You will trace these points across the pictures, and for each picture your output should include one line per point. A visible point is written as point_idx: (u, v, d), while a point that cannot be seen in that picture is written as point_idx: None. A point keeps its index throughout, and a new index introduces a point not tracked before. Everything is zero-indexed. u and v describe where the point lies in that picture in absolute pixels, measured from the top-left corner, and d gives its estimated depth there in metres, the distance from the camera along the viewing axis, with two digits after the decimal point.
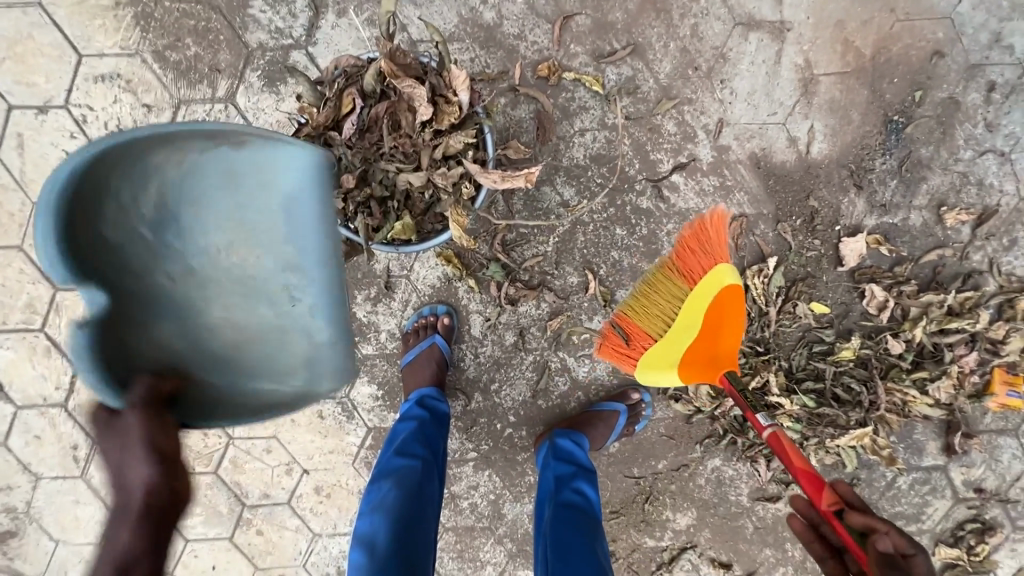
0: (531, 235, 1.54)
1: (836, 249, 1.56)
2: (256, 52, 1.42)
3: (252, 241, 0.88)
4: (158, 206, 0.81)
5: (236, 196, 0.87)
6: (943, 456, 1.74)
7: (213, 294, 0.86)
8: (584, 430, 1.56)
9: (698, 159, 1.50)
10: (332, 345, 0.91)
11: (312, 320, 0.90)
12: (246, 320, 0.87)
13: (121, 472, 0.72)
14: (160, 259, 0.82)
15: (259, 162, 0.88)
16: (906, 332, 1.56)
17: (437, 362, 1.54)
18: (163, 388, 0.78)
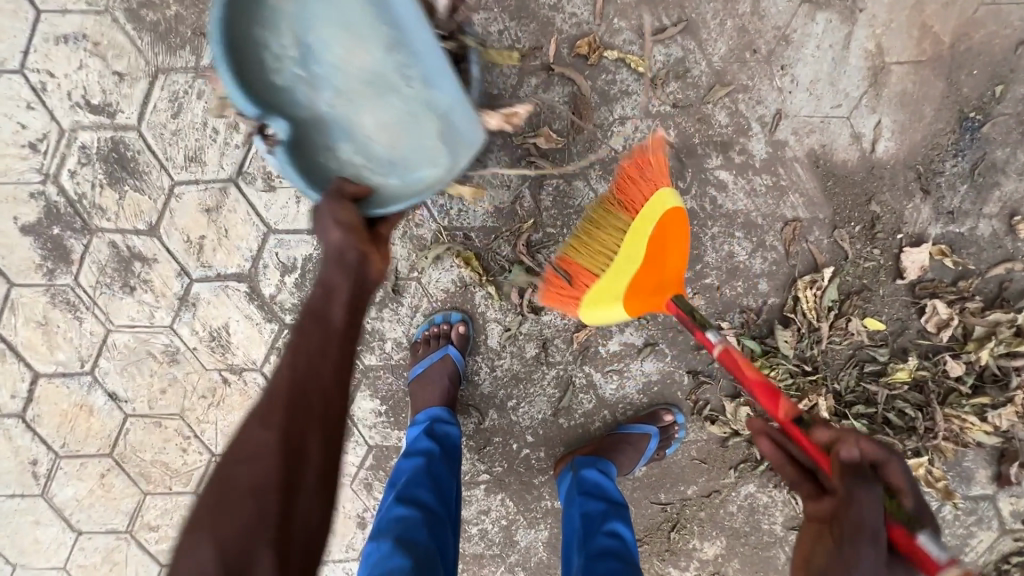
0: (560, 236, 1.36)
1: (895, 260, 1.41)
2: None
3: (358, 45, 0.91)
4: (296, 42, 0.91)
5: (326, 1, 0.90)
6: (993, 485, 1.60)
7: (343, 110, 0.95)
8: (611, 455, 1.41)
9: (750, 155, 1.33)
10: (442, 117, 0.94)
11: (428, 91, 0.92)
12: (387, 117, 0.96)
13: (330, 279, 0.88)
14: (313, 85, 0.93)
15: None
16: (968, 354, 1.42)
17: (450, 376, 1.38)
18: (347, 190, 0.93)
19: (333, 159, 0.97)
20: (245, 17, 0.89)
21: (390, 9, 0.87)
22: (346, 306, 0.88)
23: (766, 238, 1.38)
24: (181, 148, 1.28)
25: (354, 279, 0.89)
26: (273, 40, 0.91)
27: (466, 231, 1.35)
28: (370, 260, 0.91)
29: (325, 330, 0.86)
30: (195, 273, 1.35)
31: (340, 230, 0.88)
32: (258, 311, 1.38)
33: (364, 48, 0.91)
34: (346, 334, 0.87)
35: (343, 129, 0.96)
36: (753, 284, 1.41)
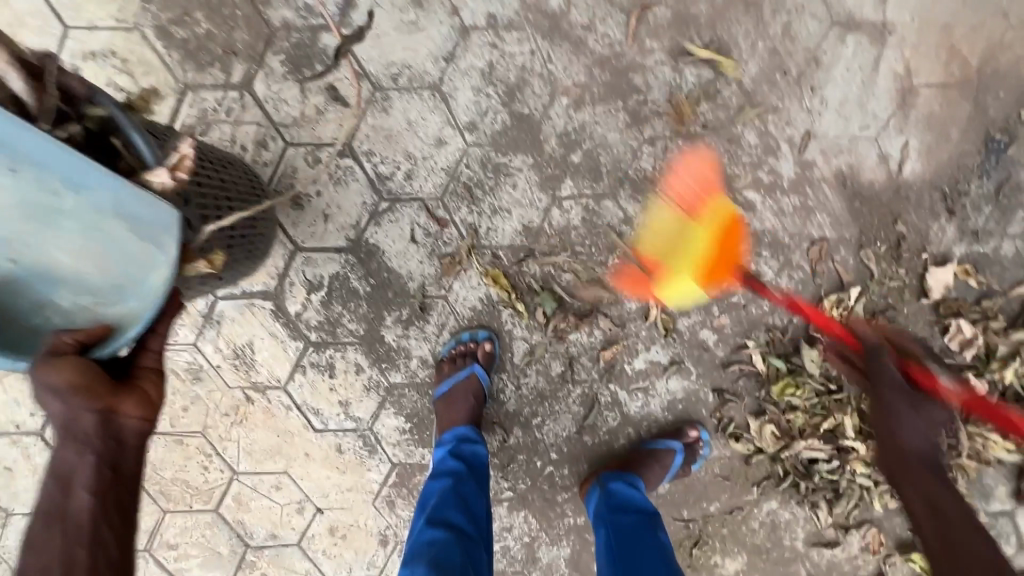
0: (588, 256, 1.36)
1: (920, 279, 1.42)
2: (279, 32, 1.21)
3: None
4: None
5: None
6: (1012, 501, 1.62)
7: (20, 257, 0.73)
8: (637, 471, 1.42)
9: (779, 175, 1.33)
10: (121, 214, 0.74)
11: (83, 195, 0.71)
12: (68, 242, 0.73)
13: (63, 461, 0.77)
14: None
15: None
16: (992, 372, 1.43)
17: (475, 395, 1.37)
18: (64, 342, 0.75)
19: (54, 313, 0.78)
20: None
21: None
22: (92, 487, 0.76)
23: (793, 257, 1.39)
24: None
25: (93, 450, 0.77)
26: None
27: (494, 249, 1.34)
28: (120, 411, 0.79)
29: (66, 530, 0.74)
30: (220, 291, 1.35)
31: (60, 400, 0.74)
32: (283, 328, 1.38)
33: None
34: (96, 520, 0.75)
35: (43, 276, 0.75)
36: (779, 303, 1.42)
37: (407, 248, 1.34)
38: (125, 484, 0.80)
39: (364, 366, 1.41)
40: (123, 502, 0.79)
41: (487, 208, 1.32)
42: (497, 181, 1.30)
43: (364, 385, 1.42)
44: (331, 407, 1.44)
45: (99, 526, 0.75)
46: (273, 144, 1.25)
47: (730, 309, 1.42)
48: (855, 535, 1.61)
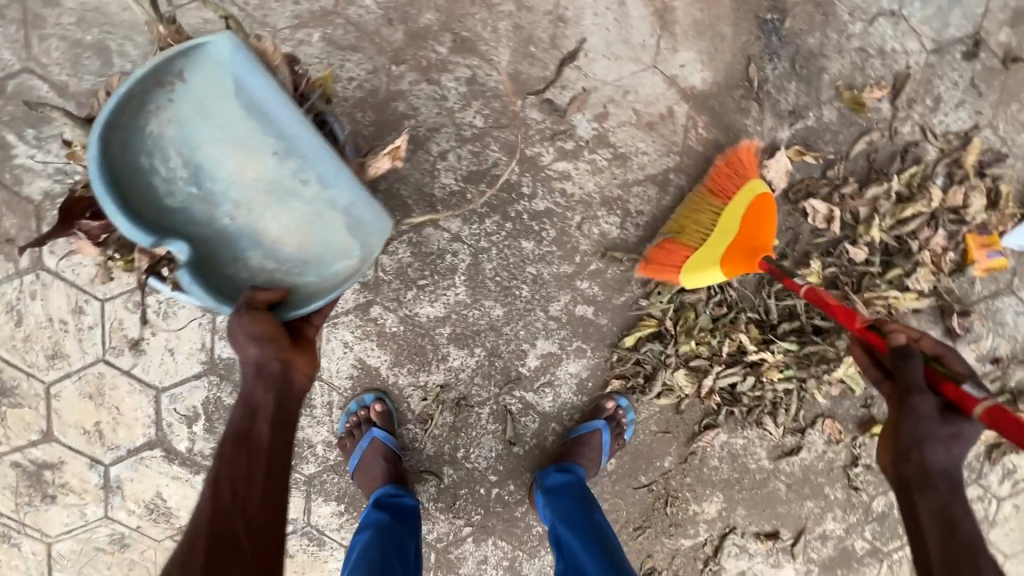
0: (435, 285, 1.35)
1: (759, 177, 1.40)
2: (43, 203, 1.19)
3: (250, 160, 1.00)
4: (186, 162, 0.99)
5: (209, 114, 0.98)
6: (948, 342, 1.60)
7: (250, 219, 1.02)
8: (573, 458, 1.42)
9: (578, 138, 1.32)
10: (348, 213, 1.04)
11: (327, 192, 1.02)
12: (279, 217, 1.03)
13: (252, 395, 0.97)
14: (212, 201, 1.00)
15: (225, 68, 0.97)
16: (864, 237, 1.41)
17: (385, 457, 1.36)
18: (256, 299, 0.98)
19: (242, 268, 1.03)
20: (130, 128, 0.96)
21: (275, 125, 0.99)
22: (270, 420, 0.96)
23: (630, 206, 1.38)
24: (38, 350, 1.26)
25: (274, 391, 0.97)
26: (163, 164, 0.98)
27: (343, 315, 1.34)
28: (294, 366, 0.99)
29: (249, 451, 0.93)
30: (107, 458, 1.34)
31: (257, 345, 0.95)
32: (182, 468, 1.37)
33: (258, 157, 1.00)
34: (271, 451, 0.94)
35: (252, 239, 1.03)
36: (637, 253, 1.41)
37: None
38: (291, 424, 0.99)
39: None
40: (287, 440, 0.97)
41: None
42: None
43: None
44: None
45: (274, 454, 0.95)
46: (88, 306, 1.25)
47: (594, 278, 1.40)
48: (813, 432, 1.61)
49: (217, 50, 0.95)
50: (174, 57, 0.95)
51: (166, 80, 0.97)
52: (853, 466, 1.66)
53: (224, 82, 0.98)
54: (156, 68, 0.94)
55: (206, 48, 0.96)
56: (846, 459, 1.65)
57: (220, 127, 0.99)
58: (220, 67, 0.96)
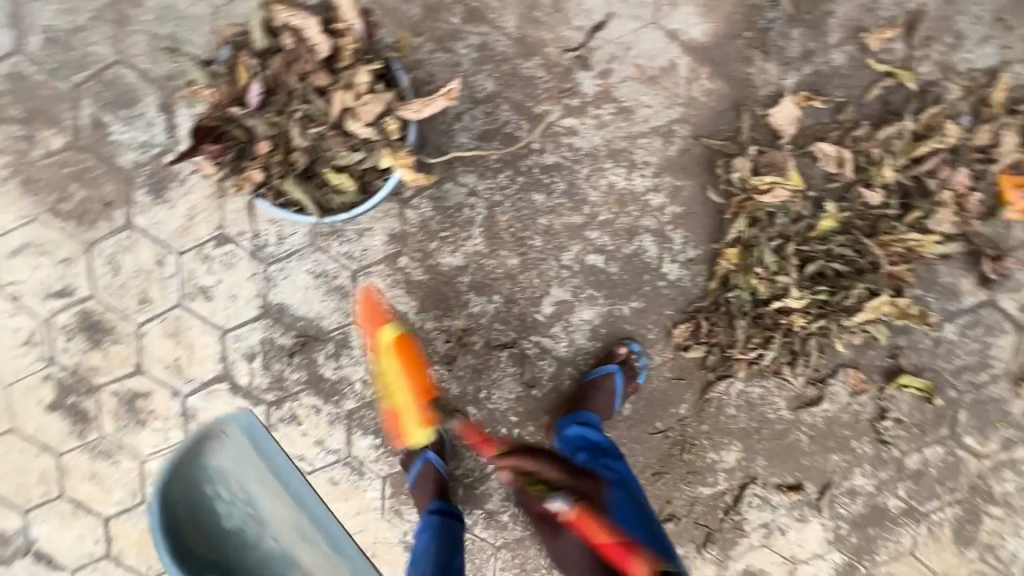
0: (455, 237, 1.49)
1: (766, 124, 1.42)
2: (133, 171, 1.44)
3: (275, 488, 1.65)
4: (234, 498, 1.64)
5: (246, 462, 1.62)
6: (984, 290, 1.54)
7: (281, 544, 1.66)
8: (587, 405, 1.51)
9: (584, 94, 1.42)
10: (341, 560, 1.67)
11: (305, 503, 1.65)
12: (285, 519, 1.66)
13: None
14: (260, 520, 1.66)
15: (256, 430, 1.60)
16: (878, 179, 1.40)
17: (437, 482, 1.50)
18: None
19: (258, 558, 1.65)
20: (191, 465, 1.58)
21: (285, 473, 1.64)
22: None
23: (636, 157, 1.45)
24: (131, 296, 1.52)
25: None
26: (220, 502, 1.63)
27: (374, 264, 1.50)
28: None
29: None
30: (185, 389, 1.58)
31: None
32: (244, 400, 1.59)
33: (283, 504, 1.65)
34: None
35: (281, 562, 1.66)
36: (645, 202, 1.48)
37: (306, 294, 1.52)
38: None
39: (321, 406, 1.60)
40: None
41: (353, 233, 1.48)
42: None
43: (328, 419, 1.61)
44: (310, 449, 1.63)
45: None
46: (169, 258, 1.49)
47: (604, 228, 1.49)
48: (836, 382, 1.60)
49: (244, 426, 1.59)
50: (213, 426, 1.57)
51: (213, 433, 1.58)
52: (881, 419, 1.63)
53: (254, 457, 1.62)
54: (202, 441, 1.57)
55: (240, 416, 1.58)
56: (872, 411, 1.63)
57: (255, 471, 1.63)
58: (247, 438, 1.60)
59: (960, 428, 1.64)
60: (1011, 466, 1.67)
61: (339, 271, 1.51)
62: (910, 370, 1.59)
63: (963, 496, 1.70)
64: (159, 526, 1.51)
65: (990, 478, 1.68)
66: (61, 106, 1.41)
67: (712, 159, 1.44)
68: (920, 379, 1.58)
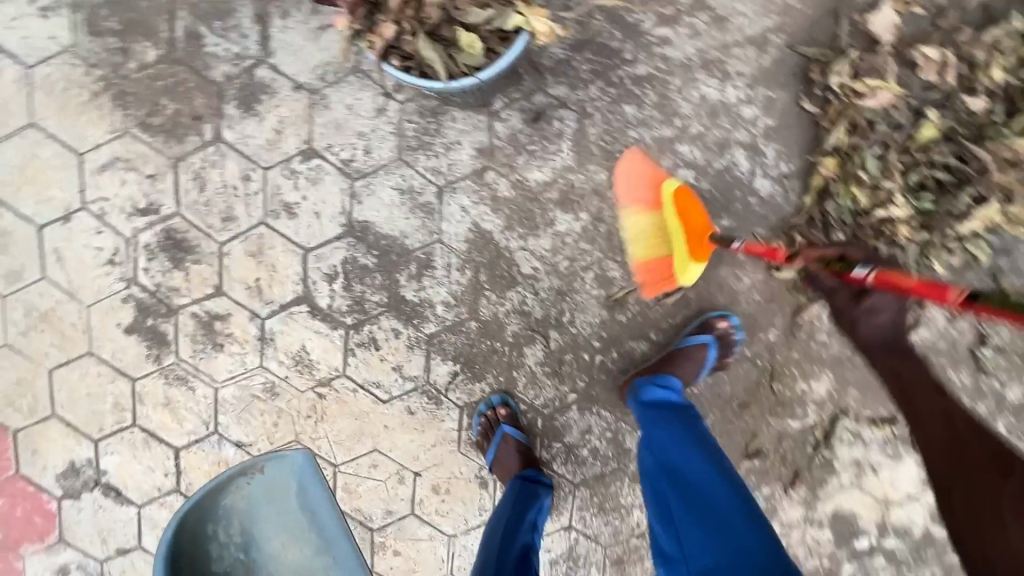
0: (544, 151, 1.47)
1: (863, 32, 1.40)
2: (225, 84, 1.45)
3: (292, 535, 1.24)
4: (238, 541, 1.21)
5: (272, 501, 1.24)
6: None
7: None
8: (669, 369, 1.48)
9: (677, 3, 1.41)
10: None
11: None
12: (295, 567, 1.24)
13: None
14: (251, 568, 1.22)
15: (306, 478, 1.24)
16: (983, 84, 1.37)
17: (518, 449, 1.54)
18: None
19: None
20: (211, 500, 1.18)
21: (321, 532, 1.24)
22: None
23: (729, 68, 1.43)
24: (215, 213, 1.51)
25: None
26: (222, 534, 1.20)
27: (461, 180, 1.48)
28: None
29: None
30: (264, 312, 1.56)
31: None
32: (323, 323, 1.56)
33: (303, 549, 1.23)
34: None
35: None
36: (737, 114, 1.45)
37: (391, 211, 1.50)
38: None
39: (400, 329, 1.57)
40: None
41: (440, 147, 1.47)
42: (438, 122, 1.46)
43: (408, 344, 1.57)
44: (388, 375, 1.59)
45: None
46: (255, 174, 1.49)
47: (695, 142, 1.46)
48: (933, 306, 1.54)
49: (296, 467, 1.24)
50: (261, 459, 1.21)
51: (296, 358, 1.58)
52: (980, 346, 1.57)
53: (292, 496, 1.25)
54: (247, 467, 1.20)
55: (292, 454, 1.24)
56: (970, 338, 1.57)
57: (279, 512, 1.24)
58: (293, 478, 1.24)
59: None
60: None
61: (424, 187, 1.49)
62: (1012, 293, 1.53)
63: None
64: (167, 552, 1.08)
65: None
66: (158, 19, 1.43)
67: (807, 66, 1.42)
68: None
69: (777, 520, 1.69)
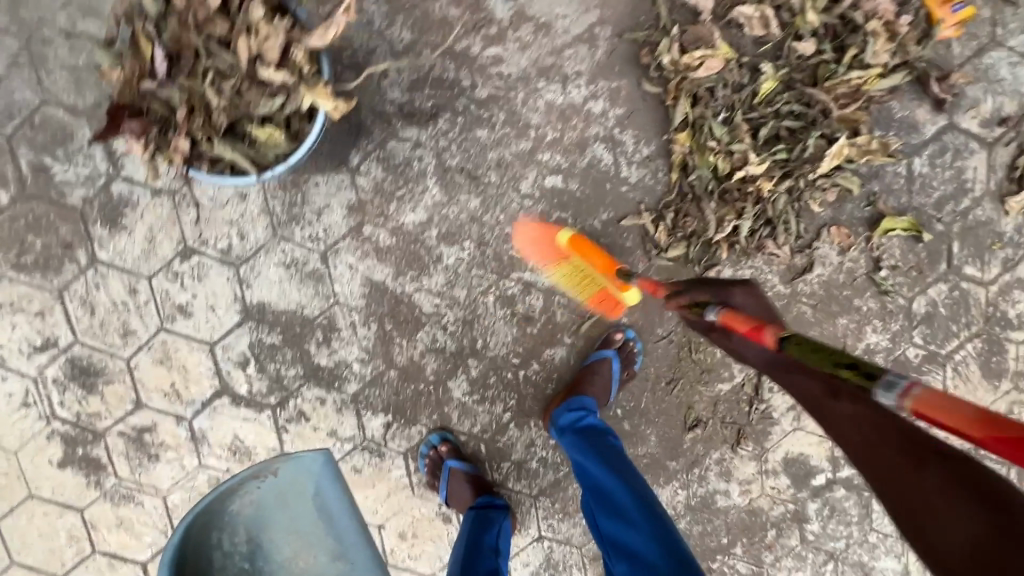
0: (412, 193, 1.49)
1: (682, 5, 1.43)
2: (85, 207, 1.45)
3: (306, 544, 1.37)
4: (246, 538, 1.33)
5: (285, 501, 1.37)
6: (941, 115, 1.54)
7: None
8: (580, 391, 1.54)
9: (499, 22, 1.43)
10: None
11: None
12: (306, 573, 1.36)
13: None
14: (254, 574, 1.33)
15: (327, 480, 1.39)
16: (806, 28, 1.41)
17: (469, 480, 1.56)
18: None
19: None
20: (218, 504, 1.29)
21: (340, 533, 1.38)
22: None
23: (566, 70, 1.46)
24: (113, 331, 1.52)
25: None
26: (228, 539, 1.31)
27: (341, 240, 1.50)
28: None
29: None
30: (188, 413, 1.57)
31: None
32: (249, 409, 1.58)
33: (313, 554, 1.37)
34: None
35: None
36: (587, 112, 1.48)
37: (282, 287, 1.52)
38: None
39: (324, 396, 1.59)
40: None
41: (312, 215, 1.49)
42: (303, 191, 1.48)
43: (336, 408, 1.59)
44: (326, 442, 1.61)
45: None
46: (140, 285, 1.50)
47: (554, 148, 1.49)
48: (822, 244, 1.58)
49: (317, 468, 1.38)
50: (276, 463, 1.34)
51: (230, 449, 1.60)
52: (877, 270, 1.62)
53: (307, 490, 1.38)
54: (258, 470, 1.32)
55: (311, 457, 1.37)
56: (865, 265, 1.62)
57: (290, 517, 1.36)
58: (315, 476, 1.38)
59: (957, 260, 1.63)
60: (1017, 286, 1.66)
61: (308, 256, 1.51)
62: (891, 213, 1.58)
63: (980, 328, 1.69)
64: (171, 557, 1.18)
65: (1001, 303, 1.67)
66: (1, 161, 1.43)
67: (637, 51, 1.44)
68: (904, 219, 1.58)
69: (735, 479, 1.74)
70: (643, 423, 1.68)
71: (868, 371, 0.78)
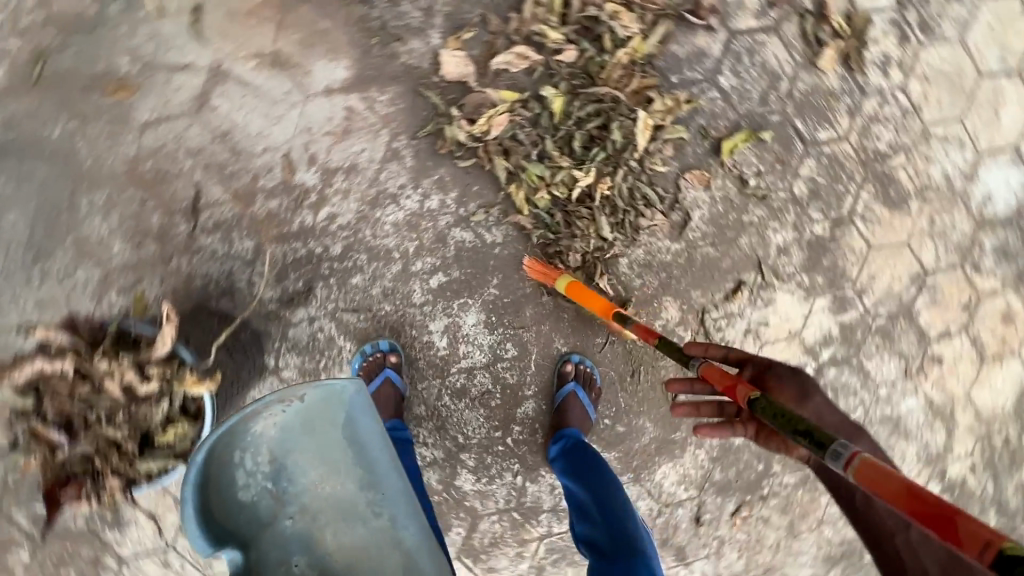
0: (332, 358, 1.62)
1: (451, 83, 1.54)
2: (89, 524, 1.61)
3: (333, 472, 1.17)
4: (270, 459, 1.18)
5: (309, 428, 1.18)
6: (718, 32, 1.62)
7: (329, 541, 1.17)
8: (564, 425, 1.64)
9: (314, 186, 1.55)
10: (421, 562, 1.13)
11: (397, 530, 1.13)
12: (333, 499, 1.17)
13: None
14: (282, 499, 1.18)
15: (349, 409, 1.16)
16: (559, 42, 1.54)
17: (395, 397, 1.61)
18: None
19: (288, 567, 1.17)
20: (238, 424, 1.16)
21: (368, 464, 1.16)
22: None
23: (392, 190, 1.57)
24: None
25: None
26: (252, 458, 1.18)
27: None
28: None
29: None
30: None
31: None
32: None
33: (343, 479, 1.16)
34: None
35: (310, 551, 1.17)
36: (429, 211, 1.59)
37: None
38: None
39: None
40: None
41: None
42: None
43: None
44: None
45: None
46: (168, 556, 1.65)
47: (420, 254, 1.61)
48: (686, 191, 1.68)
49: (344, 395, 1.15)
50: (301, 386, 1.13)
51: None
52: (745, 183, 1.71)
53: (335, 416, 1.17)
54: (281, 394, 1.13)
55: (342, 385, 1.14)
56: (733, 185, 1.70)
57: (316, 440, 1.18)
58: (331, 408, 1.16)
59: (807, 134, 1.71)
60: (871, 123, 1.74)
61: None
62: (727, 133, 1.67)
63: (864, 173, 1.76)
64: (193, 477, 1.15)
65: (867, 144, 1.75)
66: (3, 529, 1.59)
67: (438, 141, 1.56)
68: (739, 133, 1.67)
69: None
70: (633, 418, 1.79)
71: (818, 443, 0.88)
